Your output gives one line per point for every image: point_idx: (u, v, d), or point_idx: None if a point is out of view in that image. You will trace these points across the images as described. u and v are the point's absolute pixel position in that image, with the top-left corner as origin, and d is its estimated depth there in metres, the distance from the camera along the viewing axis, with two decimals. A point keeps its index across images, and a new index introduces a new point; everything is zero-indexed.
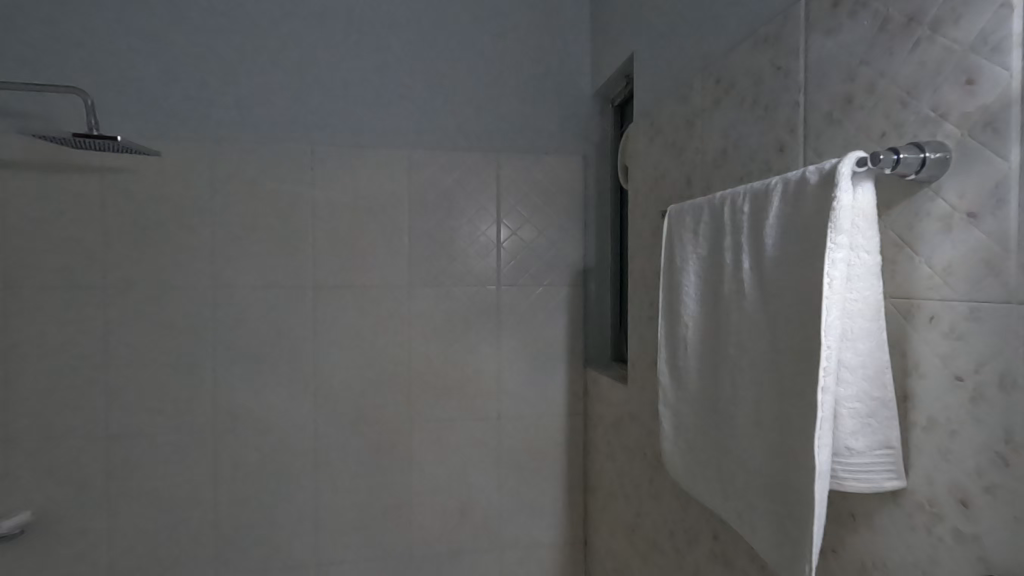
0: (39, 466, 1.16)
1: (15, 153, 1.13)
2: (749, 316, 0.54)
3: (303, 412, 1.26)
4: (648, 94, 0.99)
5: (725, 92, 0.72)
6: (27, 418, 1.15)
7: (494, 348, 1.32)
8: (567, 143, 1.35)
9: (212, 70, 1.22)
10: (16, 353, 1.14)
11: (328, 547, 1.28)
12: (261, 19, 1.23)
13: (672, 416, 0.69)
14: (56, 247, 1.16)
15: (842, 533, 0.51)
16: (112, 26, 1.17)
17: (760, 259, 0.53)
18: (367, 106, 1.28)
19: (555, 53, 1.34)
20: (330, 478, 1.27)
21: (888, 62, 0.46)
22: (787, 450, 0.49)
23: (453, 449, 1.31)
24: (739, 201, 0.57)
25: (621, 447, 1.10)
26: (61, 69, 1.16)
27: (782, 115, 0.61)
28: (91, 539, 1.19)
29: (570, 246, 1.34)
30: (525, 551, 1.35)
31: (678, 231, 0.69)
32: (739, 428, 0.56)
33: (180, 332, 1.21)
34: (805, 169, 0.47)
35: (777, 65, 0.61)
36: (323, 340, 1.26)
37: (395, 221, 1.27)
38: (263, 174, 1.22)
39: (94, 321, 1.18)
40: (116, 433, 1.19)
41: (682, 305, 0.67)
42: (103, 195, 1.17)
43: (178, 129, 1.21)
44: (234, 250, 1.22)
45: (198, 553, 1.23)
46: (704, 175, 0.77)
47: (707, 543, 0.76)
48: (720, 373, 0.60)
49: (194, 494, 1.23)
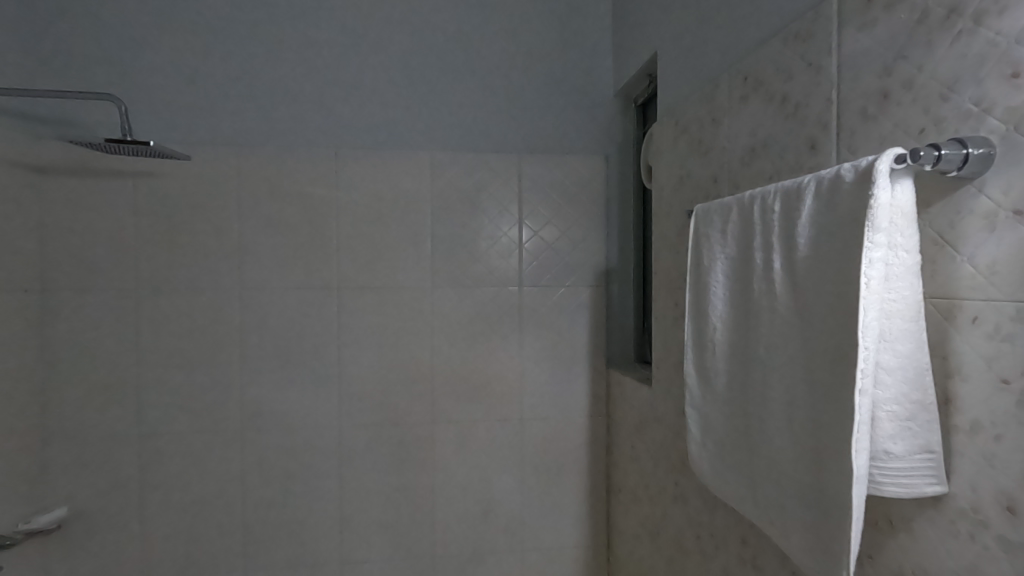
0: (75, 462, 1.20)
1: (53, 158, 1.16)
2: (781, 317, 0.53)
3: (328, 412, 1.27)
4: (673, 92, 0.98)
5: (753, 90, 0.71)
6: (65, 416, 1.19)
7: (516, 349, 1.32)
8: (589, 143, 1.34)
9: (240, 75, 1.24)
10: (54, 352, 1.18)
11: (353, 546, 1.29)
12: (288, 24, 1.25)
13: (699, 418, 0.69)
14: (92, 249, 1.19)
15: (878, 538, 0.50)
16: (144, 35, 1.21)
17: (792, 259, 0.52)
18: (389, 108, 1.29)
19: (577, 53, 1.34)
20: (354, 478, 1.28)
21: (926, 56, 0.45)
22: (821, 453, 0.48)
23: (475, 449, 1.31)
24: (769, 199, 0.56)
25: (645, 449, 1.09)
26: (95, 76, 1.19)
27: (813, 112, 0.60)
28: (125, 534, 1.22)
29: (593, 246, 1.33)
30: (548, 552, 1.34)
31: (705, 230, 0.69)
32: (770, 431, 0.55)
33: (209, 332, 1.23)
34: (839, 166, 0.46)
35: (808, 61, 0.60)
36: (347, 341, 1.27)
37: (418, 222, 1.28)
38: (289, 177, 1.24)
39: (127, 321, 1.21)
40: (149, 432, 1.22)
41: (709, 306, 0.66)
42: (136, 198, 1.20)
43: (206, 134, 1.23)
44: (261, 251, 1.24)
45: (227, 550, 1.25)
46: (731, 174, 0.76)
47: (735, 548, 0.74)
48: (750, 375, 0.59)
49: (223, 492, 1.25)
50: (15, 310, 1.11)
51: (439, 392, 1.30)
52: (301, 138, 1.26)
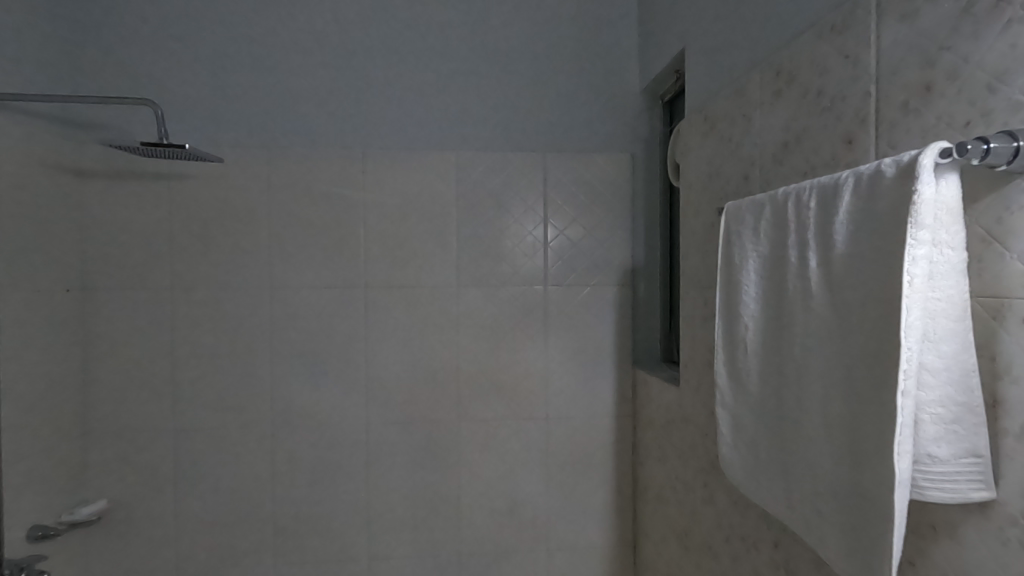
0: (114, 456, 1.24)
1: (93, 162, 1.20)
2: (817, 316, 0.52)
3: (355, 410, 1.29)
4: (702, 87, 0.96)
5: (786, 85, 0.69)
6: (104, 411, 1.23)
7: (541, 349, 1.32)
8: (615, 141, 1.33)
9: (270, 78, 1.26)
10: (94, 350, 1.22)
11: (381, 542, 1.30)
12: (316, 27, 1.27)
13: (731, 419, 0.67)
14: (129, 250, 1.23)
15: (921, 544, 0.49)
16: (178, 41, 1.24)
17: (828, 257, 0.51)
18: (415, 109, 1.30)
19: (602, 50, 1.33)
20: (381, 474, 1.30)
21: (972, 46, 0.44)
22: (859, 456, 0.47)
23: (502, 448, 1.32)
24: (804, 196, 0.55)
25: (672, 450, 1.08)
26: (132, 82, 1.23)
27: (850, 106, 0.58)
28: (161, 527, 1.26)
29: (618, 244, 1.32)
30: (573, 552, 1.34)
31: (736, 228, 0.68)
32: (806, 433, 0.54)
33: (241, 331, 1.26)
34: (880, 161, 0.45)
35: (845, 53, 0.59)
36: (375, 340, 1.28)
37: (443, 221, 1.29)
38: (317, 178, 1.26)
39: (162, 319, 1.24)
40: (183, 428, 1.25)
41: (741, 305, 0.65)
42: (171, 200, 1.23)
43: (237, 136, 1.25)
44: (290, 251, 1.26)
45: (258, 544, 1.28)
46: (763, 170, 0.75)
47: (767, 551, 0.73)
48: (784, 375, 0.58)
49: (254, 488, 1.27)
50: (57, 309, 1.16)
51: (465, 391, 1.31)
52: (329, 139, 1.28)
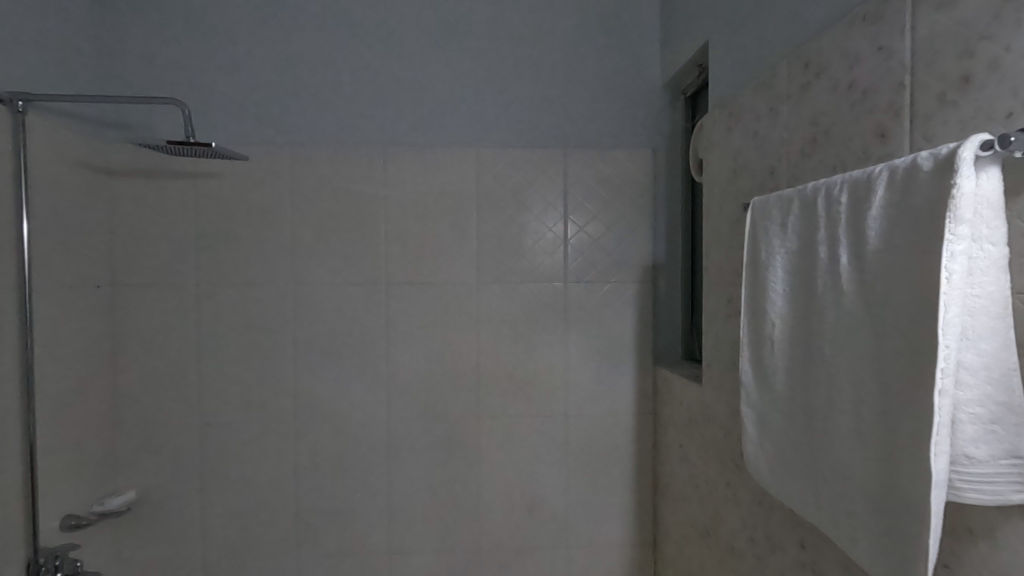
0: (143, 448, 1.27)
1: (122, 161, 1.23)
2: (848, 313, 0.51)
3: (376, 405, 1.30)
4: (727, 81, 0.95)
5: (815, 78, 0.68)
6: (133, 404, 1.26)
7: (561, 347, 1.31)
8: (636, 136, 1.32)
9: (293, 77, 1.28)
10: (123, 344, 1.25)
11: (401, 536, 1.31)
12: (338, 26, 1.28)
13: (756, 418, 0.66)
14: (157, 247, 1.25)
15: (957, 547, 0.48)
16: (204, 41, 1.26)
17: (861, 253, 0.50)
18: (435, 107, 1.30)
19: (623, 44, 1.31)
20: (402, 470, 1.31)
21: (1015, 34, 0.42)
22: (892, 456, 0.46)
23: (521, 444, 1.32)
24: (835, 190, 0.53)
25: (694, 448, 1.07)
26: (159, 82, 1.25)
27: (883, 98, 0.57)
28: (188, 518, 1.28)
29: (639, 241, 1.31)
30: (593, 549, 1.34)
31: (763, 223, 0.66)
32: (835, 432, 0.53)
33: (264, 327, 1.28)
34: (916, 155, 0.44)
35: (878, 44, 0.57)
36: (396, 337, 1.29)
37: (462, 218, 1.29)
38: (338, 176, 1.27)
39: (188, 315, 1.26)
40: (209, 422, 1.28)
41: (768, 302, 0.64)
42: (197, 198, 1.25)
43: (261, 135, 1.27)
44: (312, 248, 1.27)
45: (281, 537, 1.30)
46: (790, 165, 0.73)
47: (793, 552, 0.72)
48: (813, 372, 0.57)
49: (277, 481, 1.29)
50: (87, 305, 1.19)
51: (485, 388, 1.31)
52: (351, 136, 1.29)
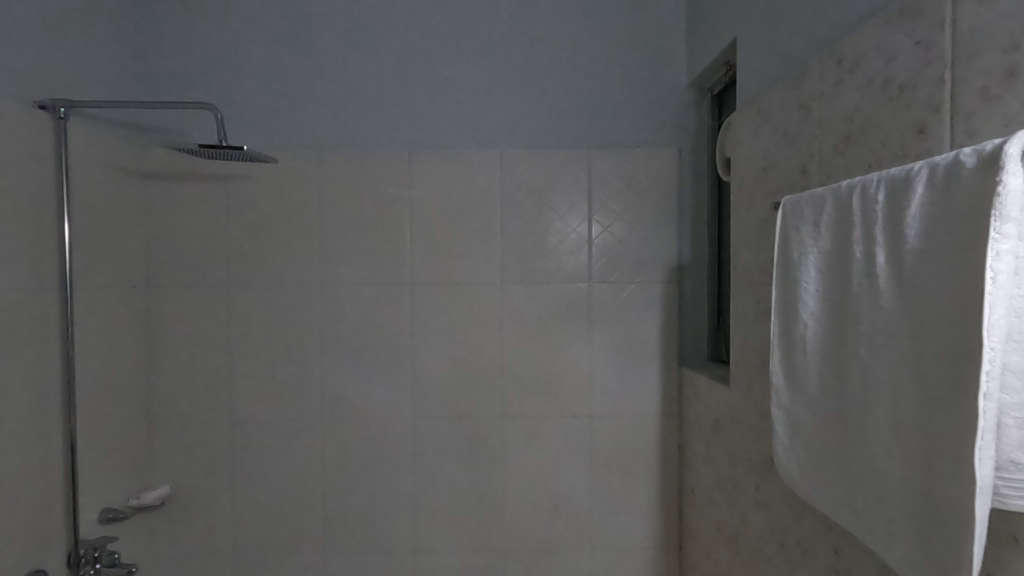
0: (176, 445, 1.30)
1: (157, 164, 1.27)
2: (886, 315, 0.50)
3: (401, 404, 1.31)
4: (756, 79, 0.94)
5: (849, 73, 0.67)
6: (167, 401, 1.29)
7: (585, 348, 1.31)
8: (661, 136, 1.31)
9: (320, 81, 1.30)
10: (158, 343, 1.29)
11: (426, 534, 1.32)
12: (366, 30, 1.30)
13: (787, 420, 0.65)
14: (190, 248, 1.28)
15: (1001, 555, 0.46)
16: (235, 48, 1.29)
17: (898, 252, 0.48)
18: (459, 108, 1.31)
19: (649, 43, 1.30)
20: (426, 468, 1.32)
21: None
22: (932, 461, 0.45)
23: (545, 444, 1.32)
24: (871, 189, 0.52)
25: (722, 451, 1.06)
26: (193, 89, 1.29)
27: (922, 92, 0.55)
28: (218, 513, 1.31)
29: (665, 241, 1.30)
30: (618, 551, 1.33)
31: (794, 222, 0.65)
32: (871, 436, 0.52)
33: (292, 327, 1.30)
34: (958, 151, 0.43)
35: (917, 39, 0.56)
36: (421, 337, 1.31)
37: (487, 219, 1.30)
38: (365, 178, 1.29)
39: (219, 315, 1.29)
40: (239, 420, 1.30)
41: (800, 303, 0.63)
42: (228, 200, 1.28)
43: (289, 139, 1.29)
44: (339, 250, 1.29)
45: (308, 534, 1.32)
46: (822, 163, 0.72)
47: (825, 557, 0.71)
48: (848, 375, 0.56)
49: (304, 479, 1.31)
50: (124, 304, 1.22)
51: (509, 388, 1.31)
52: (378, 138, 1.30)
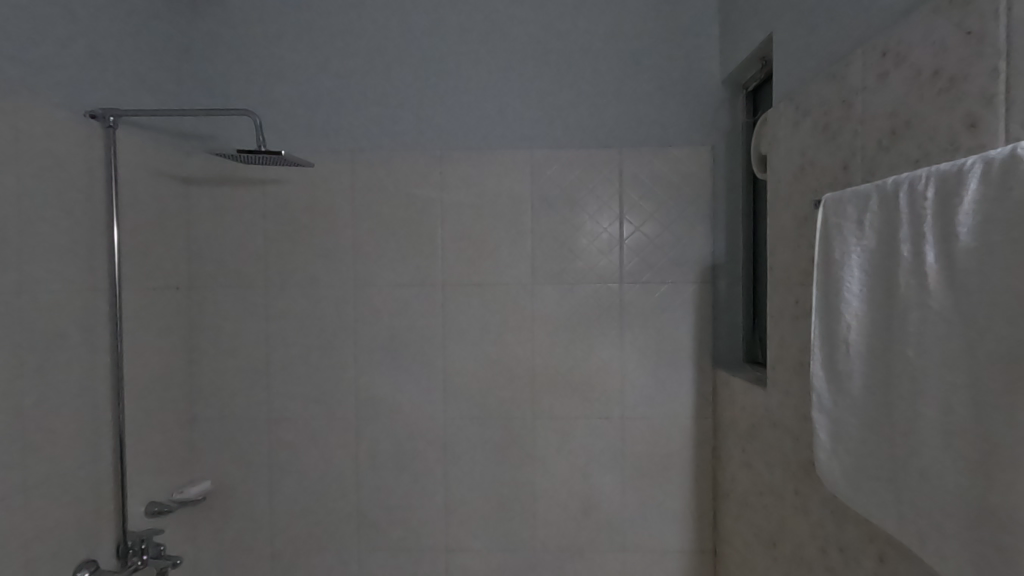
0: (217, 441, 1.34)
1: (198, 169, 1.31)
2: (935, 316, 0.48)
3: (433, 404, 1.32)
4: (795, 74, 0.92)
5: (894, 66, 0.65)
6: (208, 399, 1.34)
7: (616, 348, 1.30)
8: (694, 134, 1.29)
9: (353, 86, 1.32)
10: (200, 343, 1.33)
11: (458, 534, 1.33)
12: (398, 34, 1.32)
13: (829, 424, 0.63)
14: (229, 251, 1.32)
15: None
16: (272, 56, 1.32)
17: (950, 251, 0.47)
18: (489, 110, 1.31)
19: (681, 40, 1.29)
20: (458, 468, 1.33)
21: None
22: (987, 466, 0.43)
23: (576, 445, 1.31)
24: (920, 185, 0.51)
25: (759, 454, 1.04)
26: (232, 96, 1.33)
27: (974, 84, 0.53)
28: (256, 508, 1.35)
29: (698, 240, 1.28)
30: (650, 554, 1.31)
31: (837, 220, 0.63)
32: (921, 441, 0.50)
33: (327, 328, 1.33)
34: (1015, 145, 0.41)
35: (967, 29, 0.54)
36: (451, 338, 1.32)
37: (518, 219, 1.30)
38: (397, 180, 1.31)
39: (258, 315, 1.33)
40: (277, 418, 1.34)
41: (843, 303, 0.61)
42: (265, 204, 1.32)
43: (324, 143, 1.32)
44: (373, 251, 1.31)
45: (343, 530, 1.34)
46: (865, 159, 0.70)
47: (870, 565, 0.69)
48: (895, 378, 0.54)
49: (339, 476, 1.34)
50: (168, 305, 1.27)
51: (540, 389, 1.31)
52: (410, 140, 1.32)
